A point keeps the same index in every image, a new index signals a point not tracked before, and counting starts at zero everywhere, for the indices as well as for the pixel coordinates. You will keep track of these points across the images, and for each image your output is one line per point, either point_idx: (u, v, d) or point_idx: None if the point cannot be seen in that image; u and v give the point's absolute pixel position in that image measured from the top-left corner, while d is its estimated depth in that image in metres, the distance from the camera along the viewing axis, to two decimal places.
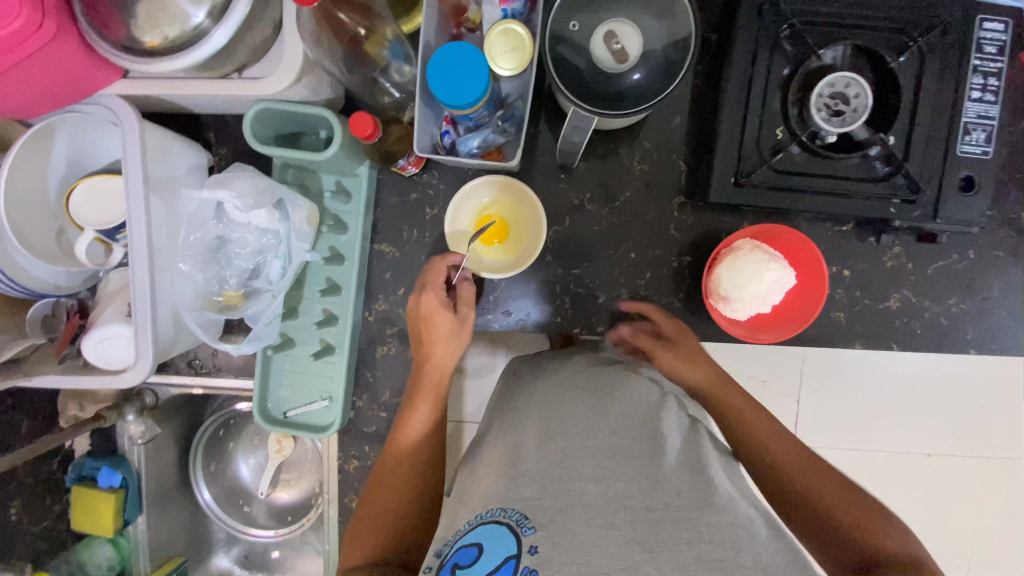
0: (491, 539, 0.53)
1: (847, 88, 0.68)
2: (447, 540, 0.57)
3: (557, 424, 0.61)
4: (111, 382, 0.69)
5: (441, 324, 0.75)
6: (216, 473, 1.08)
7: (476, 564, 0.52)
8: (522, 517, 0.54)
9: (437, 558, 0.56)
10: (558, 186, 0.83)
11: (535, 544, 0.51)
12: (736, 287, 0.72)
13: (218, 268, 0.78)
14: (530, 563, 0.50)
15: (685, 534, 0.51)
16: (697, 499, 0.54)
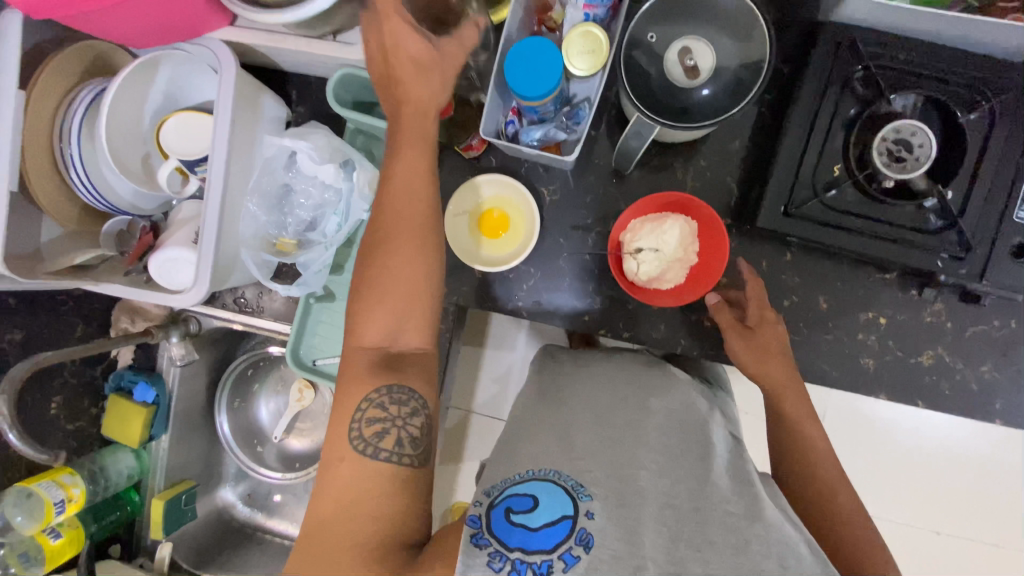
0: (550, 494, 0.58)
1: (913, 137, 0.68)
2: (497, 485, 0.61)
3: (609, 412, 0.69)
4: (171, 300, 0.75)
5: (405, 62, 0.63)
6: (238, 409, 1.14)
7: (533, 513, 0.56)
8: (578, 486, 0.59)
9: (486, 498, 0.60)
10: (608, 190, 0.86)
11: (591, 511, 0.57)
12: (654, 265, 0.79)
13: (281, 215, 0.83)
14: (587, 526, 0.55)
15: (733, 539, 0.55)
16: (745, 509, 0.58)
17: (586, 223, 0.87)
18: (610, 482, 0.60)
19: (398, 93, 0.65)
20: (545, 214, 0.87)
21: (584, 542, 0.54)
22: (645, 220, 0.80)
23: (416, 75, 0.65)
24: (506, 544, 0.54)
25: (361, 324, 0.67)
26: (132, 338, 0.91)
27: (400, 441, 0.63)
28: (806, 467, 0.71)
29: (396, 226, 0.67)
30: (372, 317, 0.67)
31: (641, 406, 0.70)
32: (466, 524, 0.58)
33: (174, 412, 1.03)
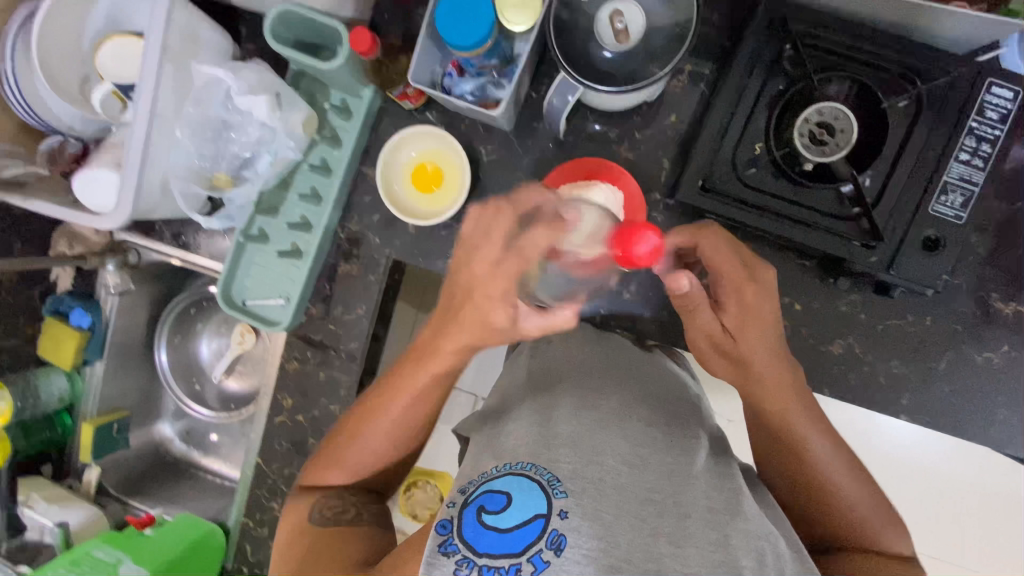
0: (523, 492, 0.54)
1: (835, 120, 0.68)
2: (474, 480, 0.57)
3: (594, 400, 0.65)
4: (90, 220, 0.75)
5: (500, 225, 0.63)
6: (178, 346, 1.15)
7: (504, 513, 0.52)
8: (554, 479, 0.55)
9: (461, 496, 0.56)
10: (545, 154, 0.84)
11: (565, 510, 0.52)
12: None
13: (215, 150, 0.83)
14: (559, 527, 0.51)
15: (714, 536, 0.54)
16: (727, 505, 0.57)
17: (520, 185, 0.85)
18: (587, 471, 0.56)
19: (460, 307, 0.64)
20: (481, 173, 0.86)
21: (555, 544, 0.50)
22: (576, 188, 0.79)
23: (449, 321, 0.65)
24: (476, 548, 0.51)
25: (321, 472, 0.72)
26: (65, 261, 0.93)
27: (355, 514, 0.70)
28: (797, 453, 0.65)
29: (383, 420, 0.69)
30: (336, 466, 0.71)
31: (630, 409, 0.65)
32: (436, 528, 0.54)
33: (110, 341, 1.05)
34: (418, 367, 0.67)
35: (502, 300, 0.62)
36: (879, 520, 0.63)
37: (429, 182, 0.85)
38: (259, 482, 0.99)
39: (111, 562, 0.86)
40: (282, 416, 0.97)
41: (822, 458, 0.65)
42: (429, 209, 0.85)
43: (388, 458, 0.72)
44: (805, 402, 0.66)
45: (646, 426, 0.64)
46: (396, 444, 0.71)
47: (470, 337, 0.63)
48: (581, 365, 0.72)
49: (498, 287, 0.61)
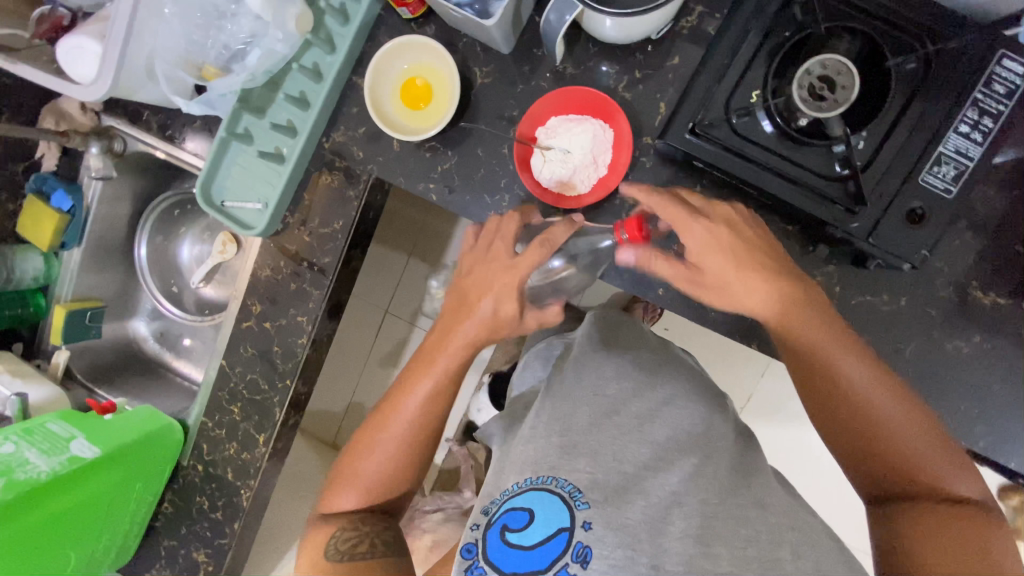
0: (544, 507, 0.57)
1: (839, 75, 0.65)
2: (496, 499, 0.61)
3: (615, 407, 0.65)
4: (66, 88, 0.75)
5: (494, 266, 0.67)
6: (159, 245, 1.16)
7: (528, 529, 0.57)
8: (576, 491, 0.57)
9: (485, 516, 0.61)
10: (540, 84, 0.82)
11: (588, 521, 0.55)
12: (558, 166, 0.78)
13: (204, 35, 0.81)
14: (583, 540, 0.54)
15: (745, 533, 0.54)
16: (753, 498, 0.57)
17: (510, 113, 0.83)
18: (607, 480, 0.58)
19: (470, 309, 0.68)
20: (472, 97, 0.84)
21: (582, 555, 0.54)
22: (565, 119, 0.79)
23: (457, 315, 0.69)
24: (500, 565, 0.56)
25: (334, 494, 0.72)
26: (46, 135, 0.91)
27: (370, 547, 0.69)
28: (855, 407, 0.60)
29: (393, 431, 0.70)
30: (343, 489, 0.72)
31: (646, 397, 0.67)
32: (461, 553, 0.61)
33: (91, 228, 1.05)
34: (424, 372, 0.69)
35: (514, 294, 0.65)
36: (929, 461, 0.58)
37: (418, 98, 0.84)
38: (221, 384, 0.99)
39: (64, 437, 0.87)
40: (249, 321, 0.97)
41: (876, 404, 0.59)
42: (415, 127, 0.84)
43: (393, 477, 0.71)
44: (832, 326, 0.61)
45: (655, 406, 0.66)
46: (402, 463, 0.71)
47: (479, 329, 0.67)
48: (608, 364, 0.72)
49: (497, 281, 0.66)
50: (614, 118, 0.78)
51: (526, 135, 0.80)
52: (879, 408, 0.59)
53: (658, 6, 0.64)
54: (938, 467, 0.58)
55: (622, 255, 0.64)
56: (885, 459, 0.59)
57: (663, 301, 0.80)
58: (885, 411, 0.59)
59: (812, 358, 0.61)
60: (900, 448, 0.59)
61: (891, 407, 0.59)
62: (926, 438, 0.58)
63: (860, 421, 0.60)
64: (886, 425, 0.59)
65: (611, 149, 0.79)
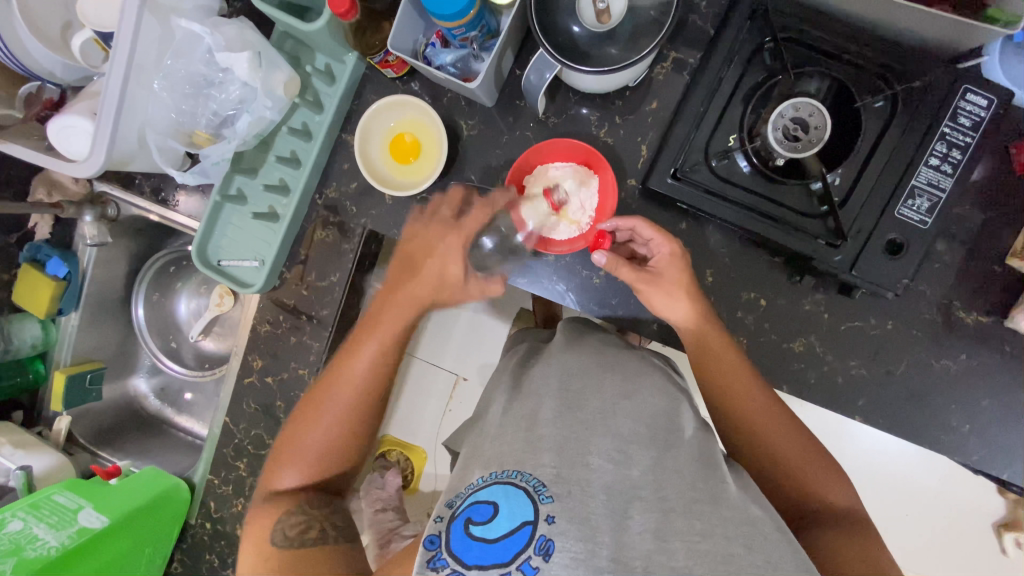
0: (509, 500, 0.58)
1: (810, 117, 0.69)
2: (461, 492, 0.62)
3: (579, 401, 0.68)
4: (65, 167, 0.75)
5: (432, 229, 0.75)
6: (156, 303, 1.17)
7: (492, 523, 0.57)
8: (539, 486, 0.59)
9: (449, 509, 0.61)
10: (525, 133, 0.84)
11: (552, 515, 0.56)
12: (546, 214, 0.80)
13: (193, 105, 0.83)
14: (547, 533, 0.55)
15: (699, 527, 0.56)
16: (710, 494, 0.59)
17: (497, 163, 0.86)
18: (572, 475, 0.60)
19: (417, 267, 0.74)
20: (460, 149, 0.86)
21: (544, 548, 0.54)
22: (550, 167, 0.81)
23: (408, 273, 0.75)
24: (463, 559, 0.56)
25: (275, 469, 0.71)
26: (41, 207, 0.92)
27: (320, 533, 0.68)
28: (746, 429, 0.67)
29: (338, 396, 0.70)
30: (286, 462, 0.71)
31: (596, 384, 0.70)
32: (423, 545, 0.60)
33: (86, 292, 1.05)
34: (381, 330, 0.71)
35: (459, 258, 0.73)
36: (814, 473, 0.65)
37: (406, 153, 0.85)
38: (224, 440, 0.99)
39: (71, 508, 0.87)
40: (251, 377, 0.97)
41: (772, 427, 0.67)
42: (405, 182, 0.86)
43: (340, 450, 0.71)
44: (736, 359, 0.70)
45: (613, 401, 0.67)
46: (347, 435, 0.70)
47: (426, 286, 0.73)
48: (567, 360, 0.75)
49: (441, 242, 0.74)
50: (598, 166, 0.81)
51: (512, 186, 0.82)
52: (767, 429, 0.67)
53: (629, 65, 0.65)
54: (830, 485, 0.65)
55: (594, 257, 0.73)
56: (790, 477, 0.65)
57: (657, 337, 0.83)
58: (780, 432, 0.67)
59: (720, 378, 0.69)
60: (803, 465, 0.65)
61: (781, 430, 0.67)
62: (814, 459, 0.66)
63: (768, 438, 0.66)
64: (773, 441, 0.66)
65: (598, 194, 0.81)
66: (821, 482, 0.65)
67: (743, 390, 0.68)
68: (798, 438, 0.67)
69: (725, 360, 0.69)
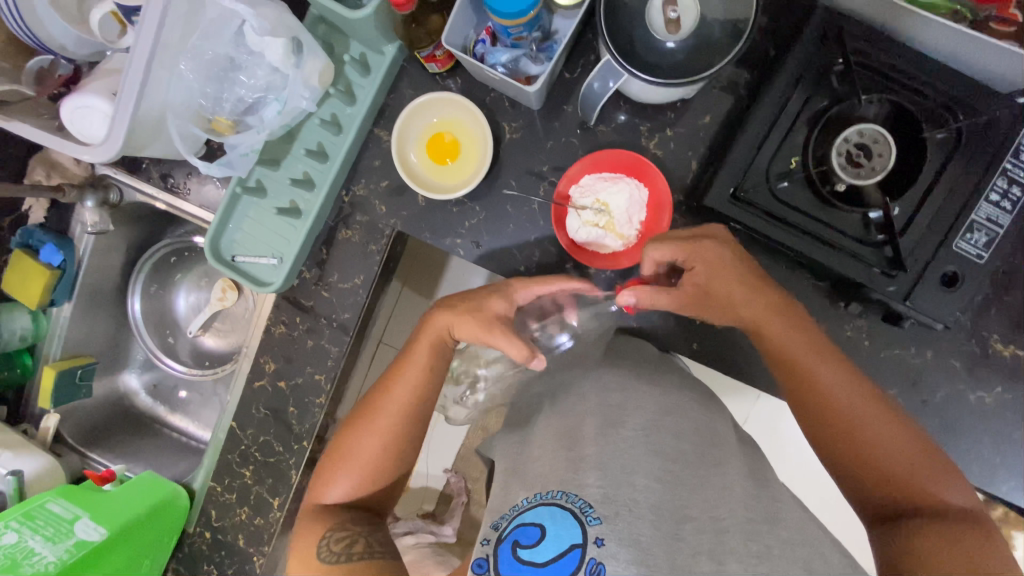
0: (556, 522, 0.56)
1: (874, 144, 0.68)
2: (506, 514, 0.61)
3: (620, 416, 0.64)
4: (75, 150, 0.69)
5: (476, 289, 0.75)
6: (154, 295, 1.10)
7: (539, 546, 0.55)
8: (587, 506, 0.56)
9: (495, 531, 0.60)
10: (571, 140, 0.81)
11: (601, 537, 0.54)
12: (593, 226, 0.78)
13: (219, 89, 0.77)
14: (597, 555, 0.53)
15: (756, 548, 0.55)
16: (765, 514, 0.58)
17: (540, 169, 0.82)
18: (619, 495, 0.56)
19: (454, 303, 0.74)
20: (501, 152, 0.82)
21: (595, 572, 0.52)
22: (599, 177, 0.78)
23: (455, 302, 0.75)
24: None
25: (324, 483, 0.73)
26: (40, 191, 0.86)
27: (366, 547, 0.69)
28: (827, 415, 0.64)
29: (382, 421, 0.72)
30: (335, 476, 0.73)
31: (639, 392, 0.68)
32: (474, 567, 0.59)
33: (81, 282, 0.98)
34: (406, 375, 0.72)
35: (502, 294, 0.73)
36: (909, 469, 0.60)
37: (446, 154, 0.81)
38: (230, 446, 0.93)
39: (66, 518, 0.81)
40: (262, 381, 0.91)
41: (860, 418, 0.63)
42: (441, 186, 0.82)
43: (381, 470, 0.73)
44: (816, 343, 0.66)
45: (655, 416, 0.64)
46: (391, 454, 0.72)
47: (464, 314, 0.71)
48: (612, 374, 0.72)
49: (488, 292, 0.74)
50: (652, 178, 0.77)
51: (561, 194, 0.79)
52: (852, 417, 0.63)
53: (694, 80, 0.62)
54: (932, 485, 0.60)
55: (622, 299, 0.71)
56: (877, 471, 0.61)
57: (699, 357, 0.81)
58: (869, 421, 0.62)
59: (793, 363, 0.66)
60: (900, 462, 0.61)
61: (873, 422, 0.62)
62: (911, 456, 0.61)
63: (848, 427, 0.63)
64: (861, 431, 0.63)
65: (646, 208, 0.78)
66: (920, 482, 0.60)
67: (823, 376, 0.65)
68: (891, 432, 0.62)
69: (802, 353, 0.66)
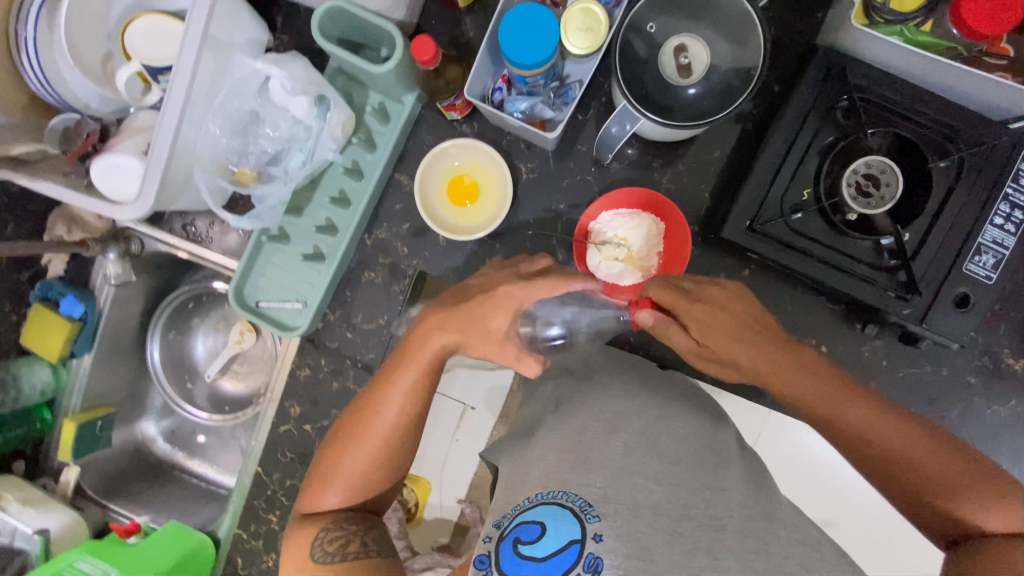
0: (556, 520, 0.56)
1: (880, 174, 0.72)
2: (507, 512, 0.60)
3: (619, 423, 0.63)
4: (108, 210, 0.70)
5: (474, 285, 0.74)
6: (172, 341, 1.10)
7: (540, 542, 0.56)
8: (586, 504, 0.56)
9: (496, 529, 0.60)
10: (586, 178, 0.84)
11: (600, 533, 0.54)
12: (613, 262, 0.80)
13: (243, 143, 0.79)
14: (595, 550, 0.54)
15: (752, 544, 0.53)
16: (763, 512, 0.56)
17: (557, 206, 0.85)
18: (620, 494, 0.57)
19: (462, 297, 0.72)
20: (519, 191, 0.85)
21: (593, 567, 0.53)
22: (615, 214, 0.81)
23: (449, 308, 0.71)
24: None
25: (316, 495, 0.73)
26: (63, 246, 0.88)
27: (361, 546, 0.69)
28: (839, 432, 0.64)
29: (378, 427, 0.70)
30: (326, 487, 0.72)
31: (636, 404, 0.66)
32: (476, 563, 0.59)
33: (101, 333, 0.98)
34: (398, 385, 0.69)
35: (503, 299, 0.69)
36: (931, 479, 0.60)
37: (465, 197, 0.84)
38: (256, 492, 0.93)
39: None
40: (287, 425, 0.92)
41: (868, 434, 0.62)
42: (459, 229, 0.84)
43: (375, 473, 0.72)
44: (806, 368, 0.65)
45: (654, 420, 0.64)
46: (382, 459, 0.71)
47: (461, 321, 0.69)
48: (614, 383, 0.70)
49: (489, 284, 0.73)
50: (669, 214, 0.80)
51: (581, 231, 0.81)
52: (861, 431, 0.62)
53: (708, 122, 0.65)
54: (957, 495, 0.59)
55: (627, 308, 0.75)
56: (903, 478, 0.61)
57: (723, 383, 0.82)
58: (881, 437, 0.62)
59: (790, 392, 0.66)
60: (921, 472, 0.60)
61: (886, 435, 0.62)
62: (934, 463, 0.60)
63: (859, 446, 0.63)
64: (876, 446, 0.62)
65: (663, 240, 0.81)
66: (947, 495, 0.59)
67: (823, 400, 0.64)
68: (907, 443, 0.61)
69: (810, 389, 0.64)
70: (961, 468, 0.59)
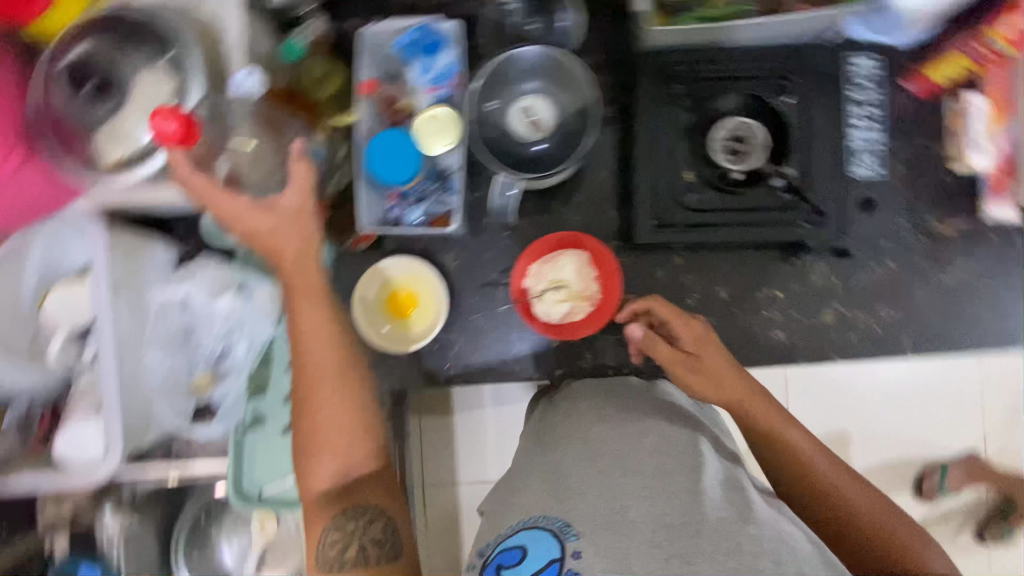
0: (536, 542, 0.59)
1: (740, 130, 0.79)
2: (490, 541, 0.63)
3: (596, 446, 0.67)
4: (84, 478, 0.72)
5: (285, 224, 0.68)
6: (199, 563, 1.01)
7: (523, 564, 0.59)
8: (565, 525, 0.60)
9: (482, 557, 0.63)
10: (504, 242, 0.88)
11: (578, 549, 0.57)
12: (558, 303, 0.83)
13: (186, 355, 0.82)
14: (573, 567, 0.56)
15: (725, 545, 0.55)
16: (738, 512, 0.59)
17: (491, 278, 0.88)
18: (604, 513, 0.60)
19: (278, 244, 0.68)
20: (452, 282, 0.88)
21: None
22: (541, 263, 0.84)
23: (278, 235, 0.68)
24: None
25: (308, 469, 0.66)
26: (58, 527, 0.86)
27: (361, 549, 0.65)
28: (796, 470, 0.67)
29: (329, 359, 0.68)
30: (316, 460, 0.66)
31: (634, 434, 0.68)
32: None
33: None
34: (312, 334, 0.68)
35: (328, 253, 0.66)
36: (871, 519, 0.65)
37: (405, 308, 0.85)
38: None
39: None
40: None
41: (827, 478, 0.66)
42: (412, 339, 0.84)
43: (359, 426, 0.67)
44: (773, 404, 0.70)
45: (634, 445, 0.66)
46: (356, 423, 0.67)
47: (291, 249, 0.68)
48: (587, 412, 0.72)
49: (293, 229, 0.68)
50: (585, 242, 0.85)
51: (518, 291, 0.84)
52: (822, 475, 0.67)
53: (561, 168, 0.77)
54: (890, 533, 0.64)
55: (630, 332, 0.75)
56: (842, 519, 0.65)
57: None
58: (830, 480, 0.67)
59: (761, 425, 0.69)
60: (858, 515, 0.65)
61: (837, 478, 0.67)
62: (879, 508, 0.65)
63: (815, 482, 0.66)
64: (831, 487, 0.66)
65: (594, 266, 0.84)
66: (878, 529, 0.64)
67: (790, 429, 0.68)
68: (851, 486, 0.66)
69: (768, 422, 0.69)
70: (886, 510, 0.65)
